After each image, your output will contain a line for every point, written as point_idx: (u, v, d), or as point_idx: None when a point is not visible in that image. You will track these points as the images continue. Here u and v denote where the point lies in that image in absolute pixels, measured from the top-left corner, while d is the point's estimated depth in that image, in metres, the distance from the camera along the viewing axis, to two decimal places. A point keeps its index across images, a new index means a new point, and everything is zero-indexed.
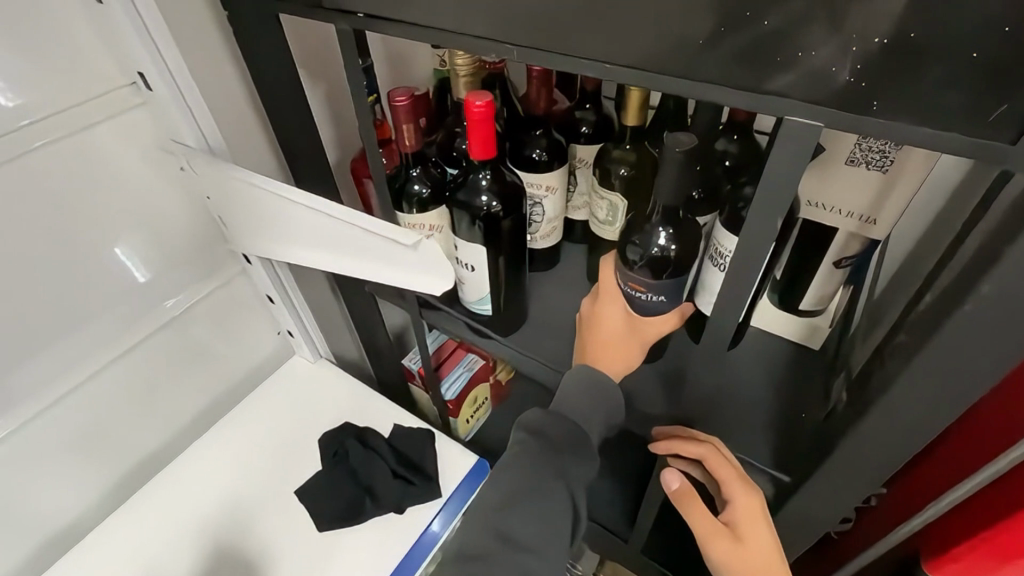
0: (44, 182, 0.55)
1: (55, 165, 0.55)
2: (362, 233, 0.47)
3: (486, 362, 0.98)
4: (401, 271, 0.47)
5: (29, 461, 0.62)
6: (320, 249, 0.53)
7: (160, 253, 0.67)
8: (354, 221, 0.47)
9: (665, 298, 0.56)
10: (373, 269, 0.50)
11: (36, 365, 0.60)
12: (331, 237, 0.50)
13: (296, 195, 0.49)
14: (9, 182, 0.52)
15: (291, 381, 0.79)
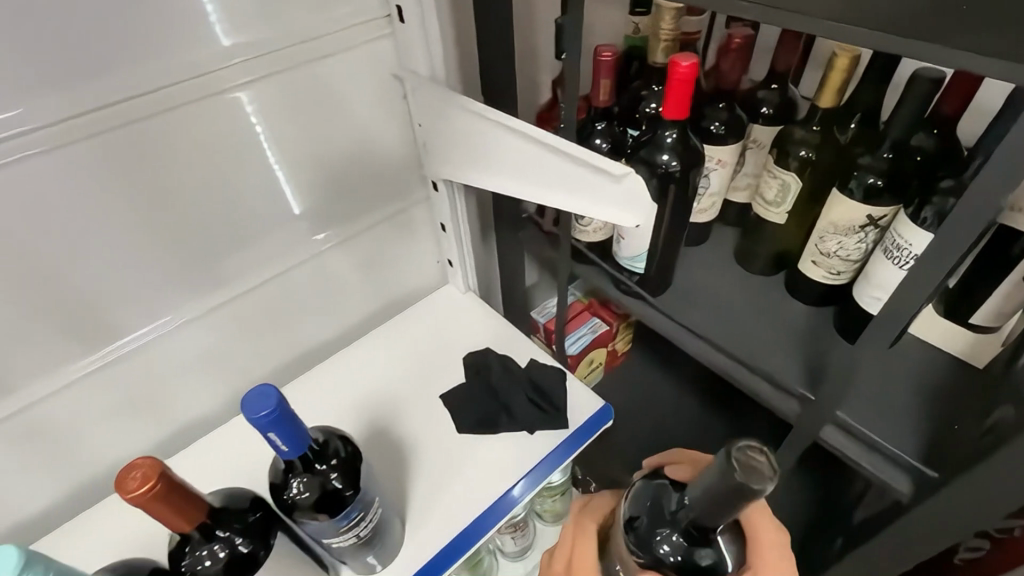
0: (294, 94, 0.63)
1: (301, 83, 0.63)
2: (569, 162, 0.52)
3: (609, 329, 1.03)
4: (596, 202, 0.51)
5: (240, 326, 0.73)
6: (518, 177, 0.59)
7: (372, 173, 0.76)
8: (564, 150, 0.52)
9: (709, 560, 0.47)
10: (567, 199, 0.54)
11: (258, 247, 0.70)
12: (531, 164, 0.56)
13: (512, 123, 0.55)
14: (272, 91, 0.62)
15: (443, 305, 0.88)
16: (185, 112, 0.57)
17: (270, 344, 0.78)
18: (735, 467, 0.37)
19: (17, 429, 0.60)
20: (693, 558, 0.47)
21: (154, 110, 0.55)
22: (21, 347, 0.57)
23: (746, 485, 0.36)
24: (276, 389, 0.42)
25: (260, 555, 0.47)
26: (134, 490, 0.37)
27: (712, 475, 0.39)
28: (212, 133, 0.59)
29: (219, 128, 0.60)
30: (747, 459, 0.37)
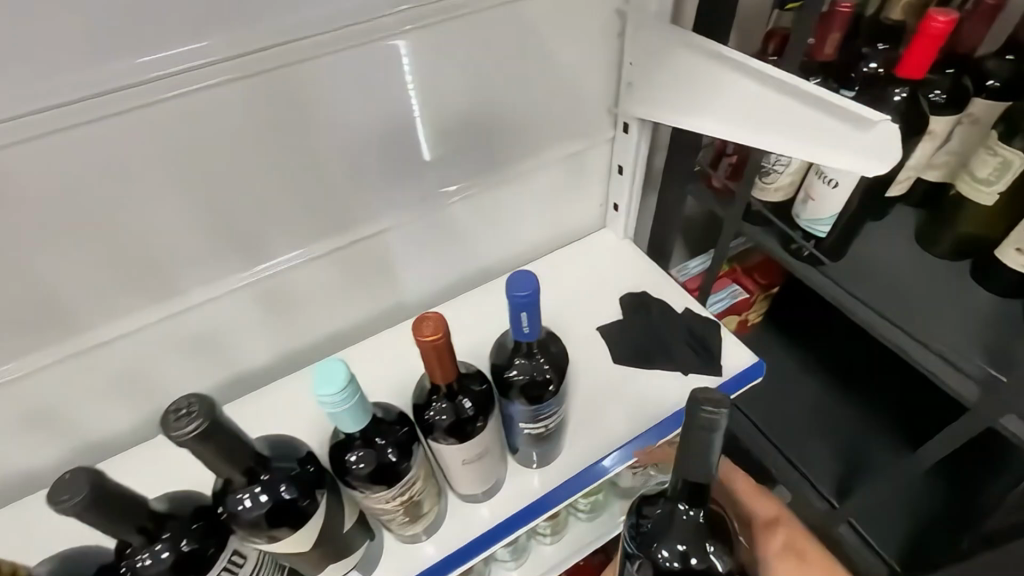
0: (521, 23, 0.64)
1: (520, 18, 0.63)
2: (812, 110, 0.54)
3: (748, 297, 1.06)
4: (835, 152, 0.53)
5: (431, 237, 0.78)
6: (745, 122, 0.60)
7: (572, 107, 0.76)
8: (811, 98, 0.53)
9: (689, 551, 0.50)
10: (799, 147, 0.56)
11: (457, 169, 0.73)
12: (763, 108, 0.58)
13: (756, 66, 0.57)
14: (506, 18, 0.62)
15: (600, 247, 0.92)
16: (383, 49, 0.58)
17: (447, 261, 0.83)
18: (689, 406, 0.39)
19: (258, 297, 0.70)
20: (688, 564, 0.50)
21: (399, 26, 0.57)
22: (276, 226, 0.65)
23: (702, 417, 0.38)
24: (535, 275, 0.46)
25: (478, 425, 0.53)
26: (427, 335, 0.44)
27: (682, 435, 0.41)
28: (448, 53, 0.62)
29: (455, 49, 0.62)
30: (707, 392, 0.39)
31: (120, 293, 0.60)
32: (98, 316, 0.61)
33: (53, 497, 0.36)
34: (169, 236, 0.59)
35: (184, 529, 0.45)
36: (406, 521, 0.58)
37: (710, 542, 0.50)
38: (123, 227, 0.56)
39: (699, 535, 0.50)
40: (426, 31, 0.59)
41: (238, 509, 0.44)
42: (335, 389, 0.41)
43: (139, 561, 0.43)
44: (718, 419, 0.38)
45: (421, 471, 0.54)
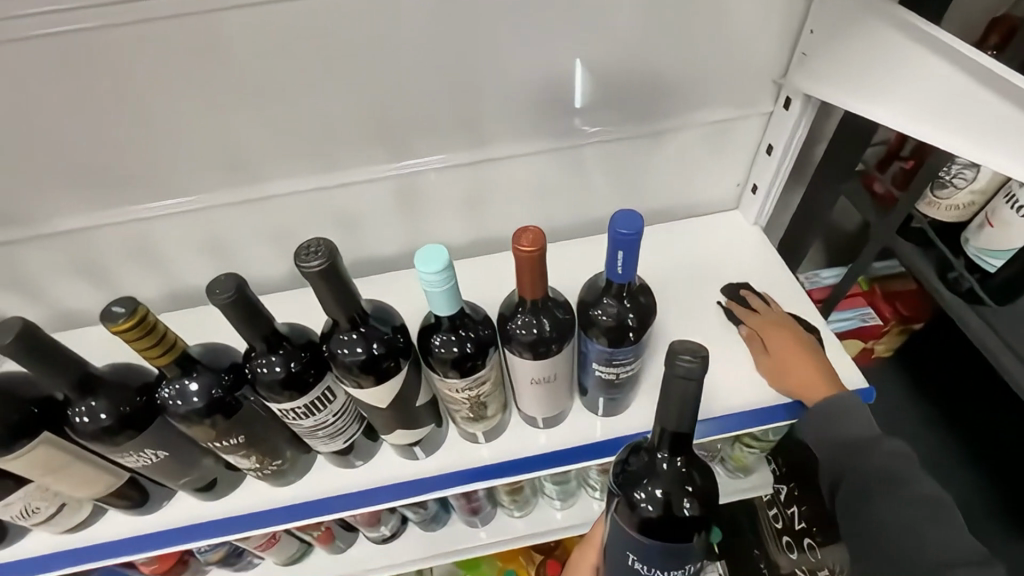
0: None
1: None
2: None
3: (880, 325, 0.95)
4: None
5: (555, 176, 0.81)
6: (949, 124, 0.54)
7: (732, 70, 0.73)
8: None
9: (661, 492, 0.57)
10: (1017, 161, 0.50)
11: (596, 111, 0.75)
12: (956, 94, 0.53)
13: (982, 62, 0.50)
14: None
15: (724, 227, 0.88)
16: None
17: (565, 204, 0.86)
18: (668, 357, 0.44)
19: (393, 192, 0.78)
20: (666, 509, 0.57)
21: None
22: (422, 129, 0.72)
23: (679, 370, 0.44)
24: (641, 216, 0.47)
25: (554, 348, 0.56)
26: (526, 247, 0.47)
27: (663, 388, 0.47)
28: None
29: None
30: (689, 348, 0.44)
31: (291, 159, 0.72)
32: (271, 174, 0.73)
33: (212, 292, 0.46)
34: (337, 117, 0.69)
35: (294, 355, 0.55)
36: (470, 418, 0.63)
37: (685, 492, 0.57)
38: (304, 100, 0.66)
39: (676, 483, 0.57)
40: None
41: (339, 351, 0.52)
42: (436, 270, 0.46)
43: (258, 368, 0.54)
44: (697, 373, 0.44)
45: (492, 373, 0.58)
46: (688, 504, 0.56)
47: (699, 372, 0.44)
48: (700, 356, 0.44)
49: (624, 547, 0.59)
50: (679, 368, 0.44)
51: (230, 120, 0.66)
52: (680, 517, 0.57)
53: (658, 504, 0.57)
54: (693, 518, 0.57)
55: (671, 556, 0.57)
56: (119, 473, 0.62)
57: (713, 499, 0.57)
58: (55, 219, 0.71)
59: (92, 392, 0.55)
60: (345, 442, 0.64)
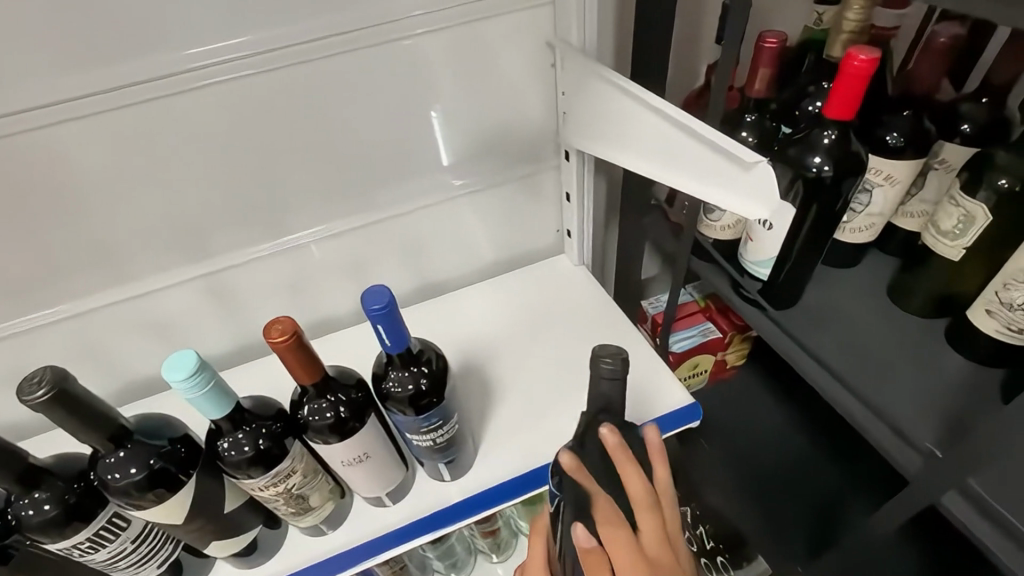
0: (447, 52, 0.69)
1: (448, 46, 0.69)
2: (710, 152, 0.51)
3: (721, 337, 0.98)
4: (732, 196, 0.50)
5: (378, 250, 0.84)
6: (654, 159, 0.58)
7: (510, 134, 0.80)
8: (707, 139, 0.51)
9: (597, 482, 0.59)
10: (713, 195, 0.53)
11: (401, 184, 0.79)
12: (660, 141, 0.57)
13: (660, 104, 0.55)
14: (430, 47, 0.68)
15: (554, 272, 0.92)
16: (320, 68, 0.65)
17: (397, 273, 0.88)
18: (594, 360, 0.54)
19: (211, 289, 0.78)
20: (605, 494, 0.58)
21: (324, 54, 0.64)
22: (222, 227, 0.73)
23: (610, 371, 0.53)
24: (388, 290, 0.49)
25: (356, 427, 0.56)
26: (276, 338, 0.47)
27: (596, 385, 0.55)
28: (372, 76, 0.68)
29: (381, 73, 0.68)
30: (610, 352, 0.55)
31: (85, 277, 0.70)
32: (66, 295, 0.71)
33: None
34: (125, 229, 0.68)
35: (65, 488, 0.51)
36: (294, 511, 0.62)
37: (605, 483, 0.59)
38: (87, 213, 0.66)
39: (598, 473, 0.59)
40: (346, 57, 0.65)
41: (110, 477, 0.50)
42: (183, 376, 0.45)
43: (23, 512, 0.50)
44: (620, 374, 0.54)
45: (297, 465, 0.57)
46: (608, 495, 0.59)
47: (621, 370, 0.54)
48: (619, 357, 0.54)
49: (570, 544, 0.60)
50: (605, 369, 0.53)
51: (2, 250, 0.64)
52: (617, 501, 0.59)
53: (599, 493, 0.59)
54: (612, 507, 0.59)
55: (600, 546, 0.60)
56: None
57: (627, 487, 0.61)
58: None
59: None
60: (161, 566, 0.60)
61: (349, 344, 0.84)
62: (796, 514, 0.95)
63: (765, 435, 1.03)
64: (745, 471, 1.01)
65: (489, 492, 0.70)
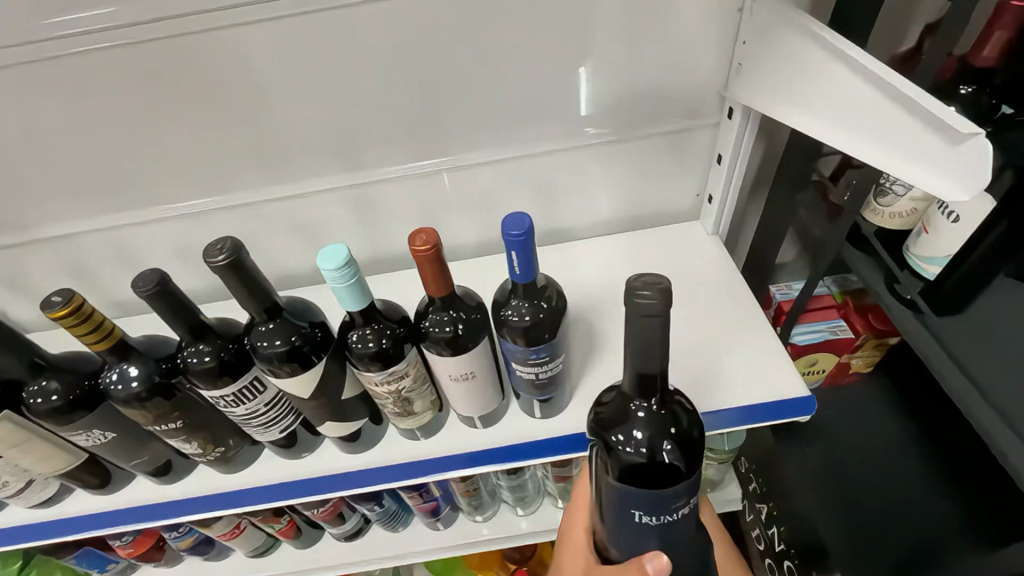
0: None
1: None
2: (912, 120, 0.45)
3: (852, 338, 0.94)
4: (925, 172, 0.44)
5: (509, 187, 0.85)
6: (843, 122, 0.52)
7: (668, 83, 0.76)
8: (914, 104, 0.45)
9: (643, 435, 0.50)
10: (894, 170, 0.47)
11: (545, 122, 0.78)
12: (846, 100, 0.52)
13: (866, 60, 0.49)
14: None
15: (681, 238, 0.89)
16: None
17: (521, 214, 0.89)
18: (627, 288, 0.39)
19: (354, 200, 0.83)
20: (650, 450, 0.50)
21: None
22: (375, 141, 0.77)
23: (643, 306, 0.38)
24: (529, 218, 0.49)
25: (469, 346, 0.59)
26: (419, 247, 0.49)
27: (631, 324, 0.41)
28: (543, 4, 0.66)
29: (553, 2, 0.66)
30: (646, 281, 0.39)
31: (253, 169, 0.77)
32: (236, 184, 0.78)
33: (135, 285, 0.50)
34: (292, 129, 0.74)
35: (222, 345, 0.58)
36: (397, 412, 0.67)
37: (671, 433, 0.51)
38: (264, 111, 0.72)
39: (661, 422, 0.51)
40: None
41: (259, 344, 0.56)
42: (334, 266, 0.49)
43: (188, 359, 0.57)
44: (661, 313, 0.39)
45: (410, 369, 0.61)
46: (670, 447, 0.50)
47: (662, 304, 0.39)
48: (661, 288, 0.39)
49: (623, 506, 0.49)
50: (642, 303, 0.38)
51: (193, 132, 0.72)
52: (664, 465, 0.50)
53: (650, 445, 0.50)
54: (675, 465, 0.50)
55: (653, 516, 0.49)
56: (77, 452, 0.68)
57: (697, 454, 0.51)
58: (44, 224, 0.79)
59: (45, 372, 0.60)
60: (281, 432, 0.68)
61: (466, 273, 0.88)
62: (888, 543, 0.87)
63: (871, 451, 0.96)
64: (833, 486, 0.95)
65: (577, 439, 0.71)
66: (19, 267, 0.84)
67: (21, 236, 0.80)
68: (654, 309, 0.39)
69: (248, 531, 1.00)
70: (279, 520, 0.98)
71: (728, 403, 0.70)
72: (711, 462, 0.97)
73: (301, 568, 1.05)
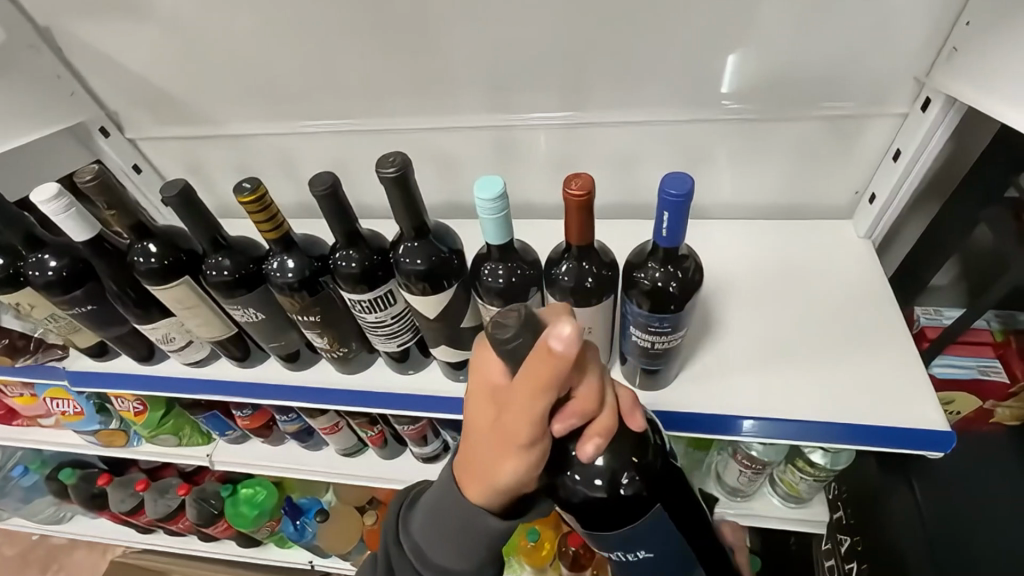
0: None
1: None
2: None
3: (1005, 383, 0.84)
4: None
5: (650, 151, 0.82)
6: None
7: (856, 61, 0.69)
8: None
9: (599, 481, 0.49)
10: None
11: (708, 88, 0.74)
12: None
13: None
14: None
15: (828, 235, 0.83)
16: None
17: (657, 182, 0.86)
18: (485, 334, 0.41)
19: (495, 142, 0.85)
20: (605, 487, 0.49)
21: None
22: (528, 85, 0.77)
23: (505, 348, 0.40)
24: (691, 180, 0.47)
25: (593, 301, 0.59)
26: (573, 192, 0.49)
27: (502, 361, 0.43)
28: None
29: None
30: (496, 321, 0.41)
31: (410, 97, 0.81)
32: (391, 109, 0.83)
33: (312, 184, 0.55)
34: (453, 62, 0.76)
35: (368, 254, 0.63)
36: None
37: (630, 463, 0.50)
38: (431, 42, 0.74)
39: (621, 454, 0.50)
40: None
41: (402, 259, 0.60)
42: (490, 197, 0.50)
43: (339, 261, 0.63)
44: (520, 334, 0.40)
45: (531, 312, 0.63)
46: (629, 480, 0.49)
47: (520, 333, 0.40)
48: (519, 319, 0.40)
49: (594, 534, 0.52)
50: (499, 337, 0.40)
51: (364, 53, 0.76)
52: (625, 499, 0.49)
53: (609, 485, 0.49)
54: (635, 496, 0.49)
55: (631, 544, 0.51)
56: (230, 324, 0.78)
57: (657, 476, 0.51)
58: (226, 121, 0.89)
59: (222, 250, 0.67)
60: (398, 346, 0.74)
61: None
62: None
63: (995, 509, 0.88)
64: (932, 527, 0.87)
65: (675, 416, 0.70)
66: (199, 157, 0.95)
67: (207, 129, 0.90)
68: (514, 330, 0.40)
69: (343, 430, 1.10)
70: (372, 428, 1.07)
71: (843, 419, 0.65)
72: (803, 476, 0.91)
73: (381, 475, 1.15)
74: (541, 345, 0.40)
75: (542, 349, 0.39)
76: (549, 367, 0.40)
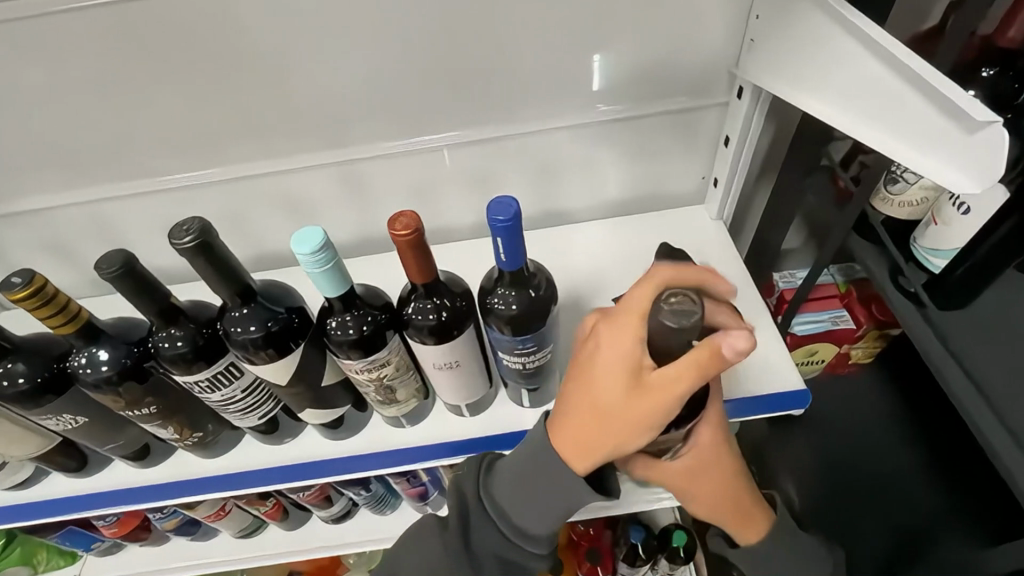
0: None
1: None
2: (934, 109, 0.44)
3: (852, 329, 0.94)
4: (945, 165, 0.43)
5: (502, 167, 0.82)
6: (865, 113, 0.51)
7: (672, 61, 0.73)
8: (935, 92, 0.43)
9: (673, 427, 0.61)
10: (898, 155, 0.47)
11: (545, 99, 0.74)
12: (857, 83, 0.51)
13: (890, 43, 0.47)
14: None
15: (683, 222, 0.87)
16: None
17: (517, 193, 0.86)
18: (670, 314, 0.53)
19: (344, 180, 0.80)
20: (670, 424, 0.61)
21: None
22: (364, 116, 0.73)
23: (681, 327, 0.53)
24: (516, 202, 0.46)
25: (454, 334, 0.56)
26: (398, 232, 0.46)
27: (660, 334, 0.55)
28: None
29: None
30: (677, 304, 0.53)
31: (236, 144, 0.74)
32: (216, 160, 0.75)
33: (98, 266, 0.47)
34: (274, 104, 0.70)
35: (195, 330, 0.56)
36: (381, 400, 0.64)
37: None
38: (245, 84, 0.68)
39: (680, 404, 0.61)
40: None
41: (232, 329, 0.54)
42: (309, 251, 0.46)
43: (160, 344, 0.55)
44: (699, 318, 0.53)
45: (393, 357, 0.59)
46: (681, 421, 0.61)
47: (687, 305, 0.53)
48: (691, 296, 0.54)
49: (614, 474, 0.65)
50: (671, 300, 0.53)
51: (167, 107, 0.68)
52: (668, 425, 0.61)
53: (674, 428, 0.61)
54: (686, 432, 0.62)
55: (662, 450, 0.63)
56: (48, 434, 0.66)
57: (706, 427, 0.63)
58: (17, 197, 0.76)
59: (9, 356, 0.58)
60: (260, 418, 0.66)
61: (460, 255, 0.85)
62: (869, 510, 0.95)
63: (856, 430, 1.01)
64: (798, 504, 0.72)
65: None
66: None
67: None
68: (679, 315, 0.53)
69: (234, 512, 0.99)
70: (265, 503, 0.97)
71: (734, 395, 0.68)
72: None
73: (290, 548, 1.05)
74: (712, 346, 0.51)
75: (710, 347, 0.51)
76: (710, 365, 0.51)
